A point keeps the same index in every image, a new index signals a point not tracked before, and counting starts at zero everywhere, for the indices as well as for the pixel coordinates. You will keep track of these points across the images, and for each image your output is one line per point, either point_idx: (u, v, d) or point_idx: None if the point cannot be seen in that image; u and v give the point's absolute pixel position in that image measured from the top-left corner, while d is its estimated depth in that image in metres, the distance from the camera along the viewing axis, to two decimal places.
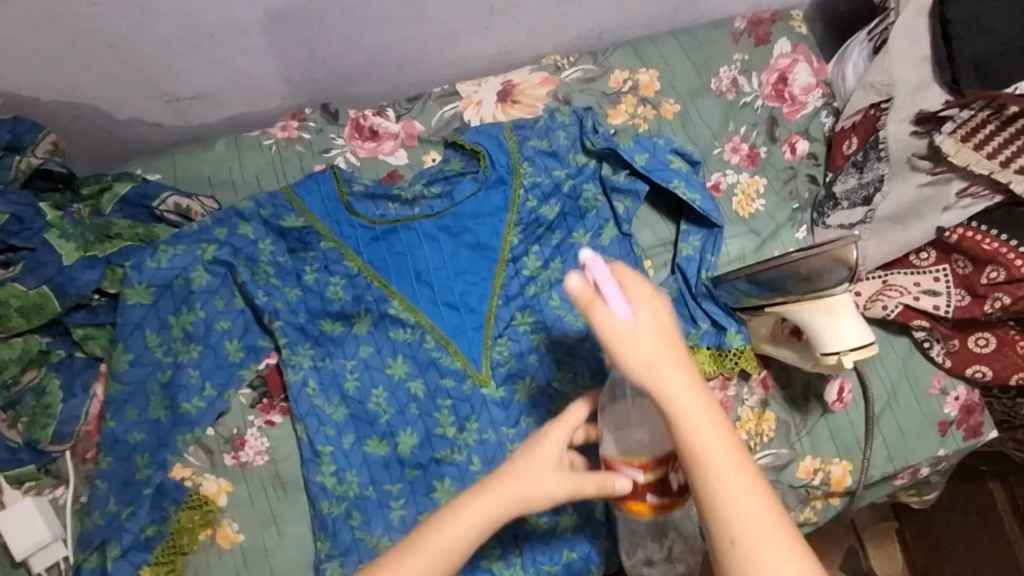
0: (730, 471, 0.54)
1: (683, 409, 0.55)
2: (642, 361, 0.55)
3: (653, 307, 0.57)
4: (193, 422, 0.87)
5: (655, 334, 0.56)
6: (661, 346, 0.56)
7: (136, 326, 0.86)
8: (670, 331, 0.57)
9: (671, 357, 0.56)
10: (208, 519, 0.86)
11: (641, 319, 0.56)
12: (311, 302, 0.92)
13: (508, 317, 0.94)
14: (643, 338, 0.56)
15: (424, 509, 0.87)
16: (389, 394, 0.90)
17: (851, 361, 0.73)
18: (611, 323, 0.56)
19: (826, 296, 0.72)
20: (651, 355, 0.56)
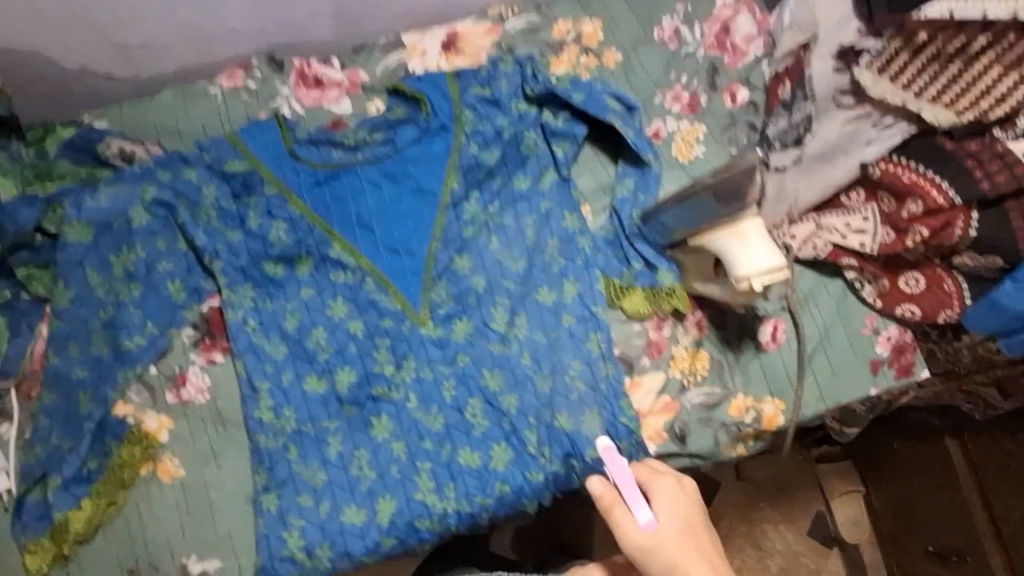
0: None
1: None
2: (670, 565, 0.70)
3: (674, 510, 0.73)
4: (135, 359, 0.89)
5: (675, 533, 0.72)
6: (684, 545, 0.71)
7: (76, 265, 0.88)
8: (692, 526, 0.73)
9: (693, 554, 0.71)
10: (148, 455, 0.87)
11: (662, 522, 0.73)
12: (253, 245, 0.94)
13: (447, 260, 0.96)
14: (664, 540, 0.71)
15: (360, 445, 0.88)
16: (329, 334, 0.92)
17: (762, 286, 0.73)
18: (634, 528, 0.73)
19: (734, 220, 0.73)
20: (675, 555, 0.71)
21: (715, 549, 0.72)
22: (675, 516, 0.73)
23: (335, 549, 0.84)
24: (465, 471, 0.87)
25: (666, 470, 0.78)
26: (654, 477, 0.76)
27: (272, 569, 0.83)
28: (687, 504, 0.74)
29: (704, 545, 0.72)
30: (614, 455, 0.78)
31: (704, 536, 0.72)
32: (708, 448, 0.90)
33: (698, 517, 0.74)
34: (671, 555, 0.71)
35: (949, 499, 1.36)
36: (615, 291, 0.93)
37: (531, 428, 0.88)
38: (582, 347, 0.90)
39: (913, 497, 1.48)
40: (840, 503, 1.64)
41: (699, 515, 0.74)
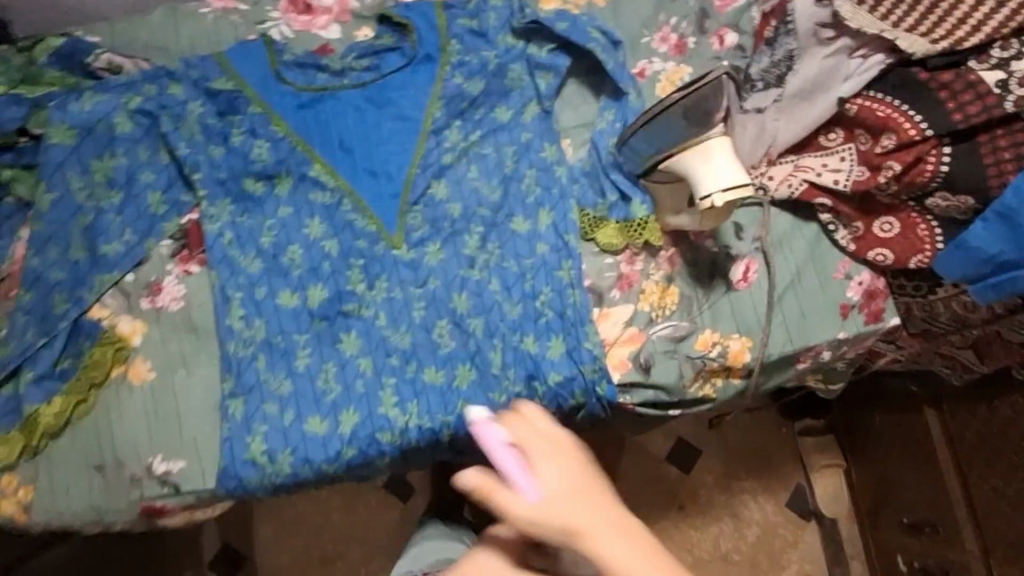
0: None
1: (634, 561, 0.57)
2: (572, 529, 0.59)
3: (565, 472, 0.61)
4: (111, 265, 0.90)
5: (567, 499, 0.60)
6: (579, 508, 0.59)
7: (58, 167, 0.90)
8: (585, 481, 0.61)
9: (596, 509, 0.59)
10: (121, 357, 0.88)
11: (551, 491, 0.60)
12: (234, 161, 0.95)
13: (424, 186, 0.96)
14: (559, 516, 0.59)
15: (328, 359, 0.89)
16: (304, 252, 0.93)
17: (725, 202, 0.76)
18: (520, 510, 0.59)
19: (699, 138, 0.75)
20: (577, 520, 0.59)
21: (615, 500, 0.61)
22: (564, 480, 0.60)
23: (296, 455, 0.85)
24: (430, 388, 0.88)
25: (542, 426, 0.64)
26: (534, 437, 0.63)
27: (233, 471, 0.85)
28: (574, 462, 0.62)
29: (603, 496, 0.60)
30: (487, 424, 0.63)
31: (600, 486, 0.61)
32: (673, 381, 0.90)
33: (590, 476, 0.61)
34: (568, 520, 0.58)
35: (928, 471, 1.34)
36: (589, 222, 0.93)
37: (496, 351, 0.89)
38: (552, 275, 0.91)
39: (891, 468, 1.47)
40: (820, 477, 1.63)
41: (590, 465, 0.62)
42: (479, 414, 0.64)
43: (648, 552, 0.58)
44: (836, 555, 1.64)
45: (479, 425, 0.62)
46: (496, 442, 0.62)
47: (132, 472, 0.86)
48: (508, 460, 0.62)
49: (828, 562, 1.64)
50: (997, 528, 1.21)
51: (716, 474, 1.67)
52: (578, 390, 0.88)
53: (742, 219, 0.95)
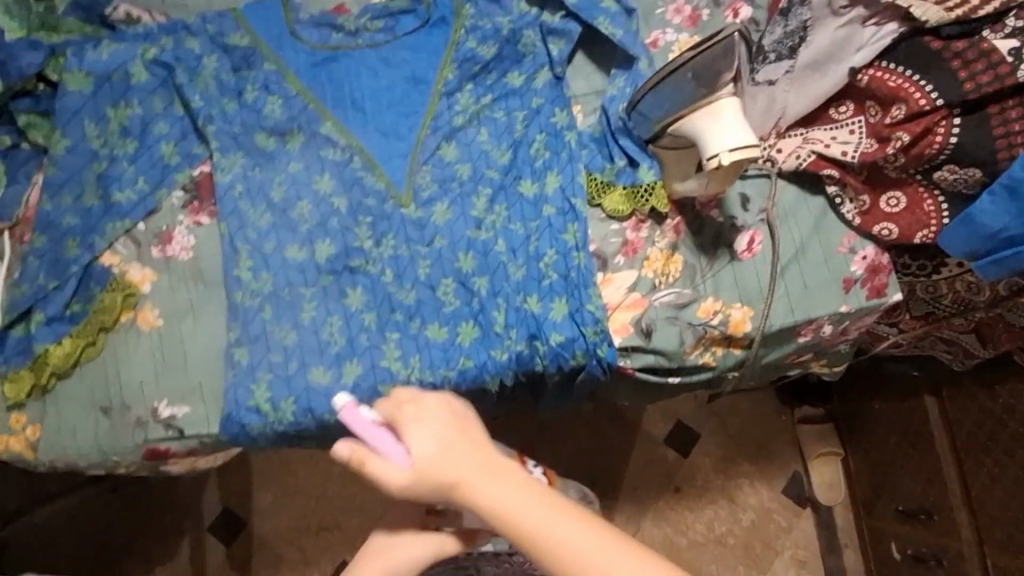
0: (552, 522, 0.67)
1: (495, 500, 0.69)
2: (437, 483, 0.70)
3: (428, 432, 0.72)
4: (124, 213, 0.91)
5: (433, 456, 0.71)
6: (446, 461, 0.71)
7: (74, 115, 0.91)
8: (450, 437, 0.72)
9: (460, 460, 0.71)
10: (130, 303, 0.89)
11: (418, 453, 0.71)
12: (247, 116, 0.95)
13: (433, 146, 0.96)
14: (428, 470, 0.70)
15: (333, 313, 0.90)
16: (313, 207, 0.93)
17: (733, 162, 0.76)
18: (394, 475, 0.70)
19: (708, 99, 0.77)
20: (446, 471, 0.70)
21: (478, 446, 0.72)
22: (430, 441, 0.71)
23: (299, 404, 0.87)
24: (432, 345, 0.89)
25: (406, 397, 0.75)
26: (398, 409, 0.73)
27: (237, 417, 0.86)
28: (438, 421, 0.73)
29: (467, 445, 0.72)
30: (356, 411, 0.73)
31: (464, 436, 0.73)
32: (673, 347, 0.91)
33: (454, 430, 0.73)
34: (437, 476, 0.70)
35: (924, 457, 1.35)
36: (597, 187, 0.94)
37: (499, 310, 0.90)
38: (558, 238, 0.91)
39: (888, 455, 1.47)
40: (817, 464, 1.63)
41: (453, 422, 0.73)
42: (346, 404, 0.74)
43: (510, 480, 0.70)
44: (830, 543, 1.65)
45: (347, 413, 0.73)
46: (364, 423, 0.72)
47: (137, 415, 0.87)
48: (379, 435, 0.72)
49: (822, 549, 1.65)
50: (992, 514, 1.21)
51: (713, 458, 1.67)
52: (579, 351, 0.89)
53: (749, 191, 0.96)
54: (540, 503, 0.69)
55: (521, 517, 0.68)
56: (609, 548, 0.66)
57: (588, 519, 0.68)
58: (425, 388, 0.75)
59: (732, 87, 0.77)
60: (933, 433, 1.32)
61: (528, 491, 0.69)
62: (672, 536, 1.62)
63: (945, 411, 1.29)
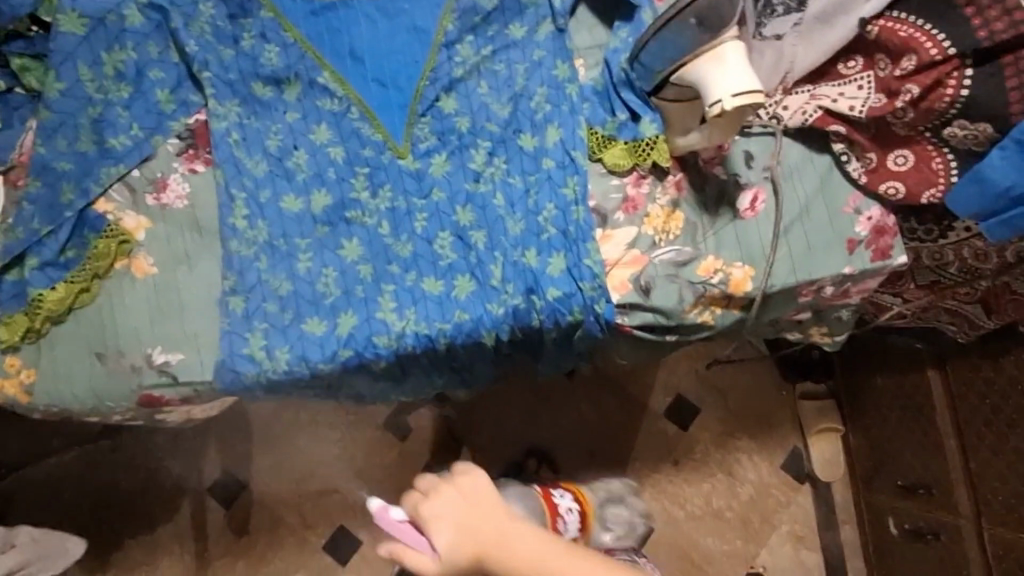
0: (571, 574, 0.75)
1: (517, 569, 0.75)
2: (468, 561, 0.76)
3: (449, 518, 0.78)
4: (119, 158, 0.90)
5: (460, 541, 0.76)
6: (472, 541, 0.77)
7: (67, 57, 0.90)
8: (470, 518, 0.78)
9: (481, 532, 0.77)
10: (124, 250, 0.89)
11: (446, 542, 0.76)
12: (243, 63, 0.93)
13: (432, 98, 0.94)
14: (457, 556, 0.76)
15: (329, 264, 0.89)
16: (309, 157, 0.92)
17: (735, 109, 0.74)
18: (430, 566, 0.76)
19: (711, 44, 0.75)
20: (474, 552, 0.76)
21: (496, 518, 0.78)
22: (453, 525, 0.77)
23: (294, 353, 0.86)
24: (428, 298, 0.88)
25: (424, 488, 0.81)
26: (419, 500, 0.79)
27: (231, 364, 0.86)
28: (457, 506, 0.79)
29: (485, 520, 0.78)
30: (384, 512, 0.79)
31: (480, 512, 0.79)
32: (672, 305, 0.90)
33: (472, 509, 0.79)
34: (464, 555, 0.76)
35: (924, 432, 1.34)
36: (598, 142, 0.92)
37: (496, 263, 0.89)
38: (557, 192, 0.90)
39: (889, 431, 1.45)
40: (816, 442, 1.61)
41: (469, 503, 0.79)
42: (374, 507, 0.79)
43: (531, 544, 0.77)
44: (827, 519, 1.64)
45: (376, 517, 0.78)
46: (394, 523, 0.78)
47: (131, 362, 0.87)
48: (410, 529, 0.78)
49: (818, 525, 1.64)
50: (992, 487, 1.20)
51: (713, 433, 1.65)
52: (577, 307, 0.88)
53: (754, 147, 0.93)
54: (562, 557, 0.76)
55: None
56: None
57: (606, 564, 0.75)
58: (438, 475, 0.81)
59: (734, 31, 0.75)
60: (935, 407, 1.30)
61: (550, 548, 0.77)
62: (670, 508, 1.61)
63: (949, 384, 1.27)
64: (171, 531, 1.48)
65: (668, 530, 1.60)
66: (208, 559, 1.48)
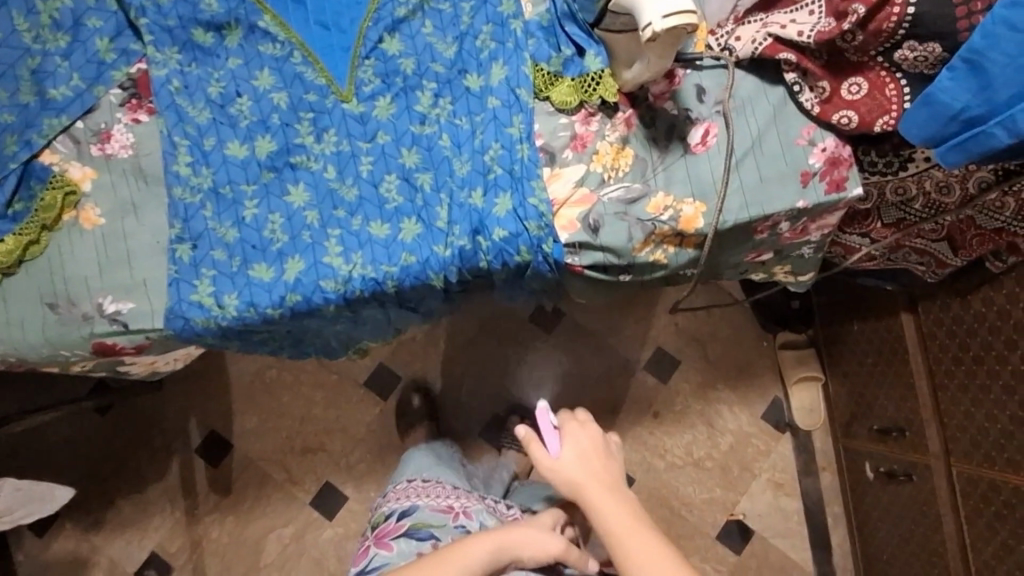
0: (636, 536, 0.78)
1: (603, 507, 0.82)
2: (568, 477, 0.86)
3: (578, 443, 0.89)
4: (60, 109, 0.89)
5: (575, 460, 0.88)
6: (583, 471, 0.87)
7: (3, 6, 0.89)
8: (592, 459, 0.88)
9: (591, 469, 0.87)
10: (70, 202, 0.88)
11: (567, 458, 0.88)
12: (182, 8, 0.91)
13: (375, 40, 0.92)
14: (566, 468, 0.87)
15: (275, 210, 0.89)
16: (253, 103, 0.91)
17: (667, 29, 0.72)
18: (546, 461, 0.89)
19: None
20: (581, 477, 0.86)
21: (611, 475, 0.87)
22: (579, 455, 0.88)
23: (242, 299, 0.86)
24: (375, 241, 0.88)
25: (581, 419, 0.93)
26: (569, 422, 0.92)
27: (180, 311, 0.86)
28: (591, 447, 0.89)
29: (600, 471, 0.87)
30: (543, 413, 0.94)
31: (602, 464, 0.88)
32: (621, 243, 0.90)
33: (598, 455, 0.89)
34: (571, 471, 0.86)
35: (897, 375, 1.30)
36: (544, 79, 0.90)
37: (443, 206, 0.88)
38: (503, 131, 0.88)
39: (865, 376, 1.42)
40: (796, 391, 1.59)
41: (600, 451, 0.89)
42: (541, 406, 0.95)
43: (621, 506, 0.82)
44: (807, 465, 1.61)
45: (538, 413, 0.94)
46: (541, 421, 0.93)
47: (83, 311, 0.88)
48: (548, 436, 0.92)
49: (799, 471, 1.61)
50: (960, 425, 1.16)
51: (693, 384, 1.63)
52: (524, 247, 0.87)
53: (706, 82, 0.91)
54: (637, 530, 0.79)
55: (618, 532, 0.80)
56: None
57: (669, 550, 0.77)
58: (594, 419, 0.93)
59: None
60: (908, 348, 1.25)
61: (632, 523, 0.80)
62: (651, 459, 1.60)
63: (921, 326, 1.23)
64: (162, 489, 1.51)
65: (649, 479, 1.59)
66: (198, 516, 1.51)
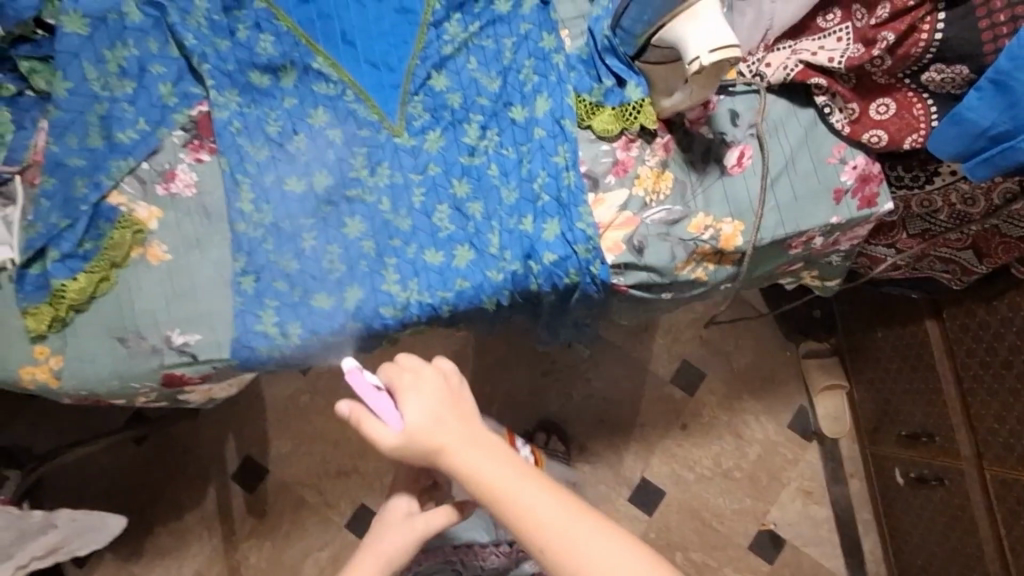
0: (517, 490, 0.72)
1: (473, 468, 0.73)
2: (426, 447, 0.74)
3: (422, 402, 0.76)
4: (127, 152, 0.93)
5: (424, 422, 0.75)
6: (436, 430, 0.75)
7: (72, 57, 0.93)
8: (443, 409, 0.76)
9: (446, 428, 0.75)
10: (138, 239, 0.93)
11: (412, 420, 0.75)
12: (240, 53, 0.96)
13: (424, 77, 0.97)
14: (417, 436, 0.74)
15: (332, 241, 0.93)
16: (309, 140, 0.95)
17: (713, 63, 0.79)
18: (390, 435, 0.75)
19: (687, 3, 0.79)
20: (435, 438, 0.74)
21: (470, 422, 0.76)
22: (426, 415, 0.75)
23: (305, 327, 0.90)
24: (430, 268, 0.92)
25: (406, 365, 0.78)
26: (397, 376, 0.77)
27: (246, 341, 0.90)
28: (435, 392, 0.77)
29: (457, 418, 0.76)
30: (355, 374, 0.77)
31: (456, 408, 0.77)
32: (664, 262, 0.93)
33: (447, 401, 0.77)
34: (425, 440, 0.74)
35: (925, 381, 1.32)
36: (586, 109, 0.94)
37: (493, 232, 0.92)
38: (549, 160, 0.93)
39: (891, 384, 1.44)
40: (821, 399, 1.61)
41: (448, 393, 0.77)
42: (349, 366, 0.78)
43: (492, 456, 0.74)
44: (835, 473, 1.63)
45: (351, 374, 0.77)
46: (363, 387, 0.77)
47: (152, 343, 0.91)
48: (378, 398, 0.77)
49: (827, 479, 1.63)
50: (992, 428, 1.18)
51: (718, 396, 1.65)
52: (572, 270, 0.92)
53: (739, 106, 0.96)
54: (518, 479, 0.73)
55: (499, 488, 0.72)
56: (568, 521, 0.71)
57: (553, 493, 0.73)
58: (424, 357, 0.78)
59: None
60: (934, 354, 1.28)
61: (515, 473, 0.73)
62: (681, 470, 1.62)
63: (946, 332, 1.26)
64: (199, 516, 1.53)
65: (679, 491, 1.61)
66: (236, 540, 1.53)
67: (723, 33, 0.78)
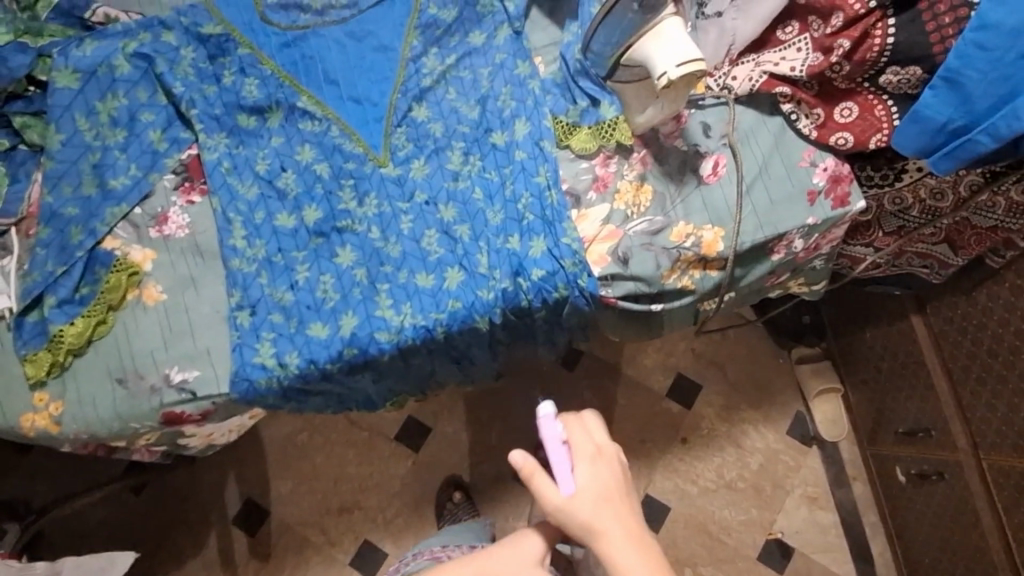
0: None
1: (618, 559, 0.74)
2: (584, 522, 0.75)
3: (594, 477, 0.77)
4: (119, 198, 0.96)
5: (591, 493, 0.76)
6: (599, 508, 0.76)
7: (65, 109, 0.98)
8: (611, 493, 0.77)
9: (609, 512, 0.76)
10: (134, 281, 0.94)
11: (582, 490, 0.76)
12: (227, 97, 1.00)
13: (405, 109, 1.01)
14: (583, 505, 0.75)
15: (326, 271, 0.95)
16: (297, 176, 0.98)
17: (681, 75, 0.85)
18: (557, 494, 0.76)
19: (651, 24, 0.87)
20: (594, 517, 0.75)
21: (631, 515, 0.77)
22: (594, 488, 0.77)
23: (302, 357, 0.91)
24: (422, 291, 0.94)
25: (588, 435, 0.81)
26: (577, 437, 0.80)
27: (245, 374, 0.91)
28: (609, 466, 0.79)
29: (620, 507, 0.77)
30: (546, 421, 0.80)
31: (621, 497, 0.78)
32: (650, 272, 0.96)
33: (616, 486, 0.78)
34: (588, 515, 0.75)
35: (917, 377, 1.32)
36: (564, 129, 0.98)
37: (482, 252, 0.95)
38: (531, 180, 0.96)
39: (884, 382, 1.45)
40: (818, 404, 1.62)
41: (618, 477, 0.79)
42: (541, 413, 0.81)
43: (643, 551, 0.75)
44: (838, 477, 1.63)
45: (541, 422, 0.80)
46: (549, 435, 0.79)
47: (150, 383, 0.92)
48: (558, 451, 0.79)
49: (831, 484, 1.63)
50: (985, 418, 1.18)
51: (716, 407, 1.66)
52: (561, 284, 0.94)
53: (710, 118, 1.00)
54: None
55: None
56: None
57: None
58: (605, 432, 0.81)
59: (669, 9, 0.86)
60: (923, 352, 1.29)
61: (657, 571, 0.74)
62: (684, 485, 1.62)
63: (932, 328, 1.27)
64: (201, 563, 1.51)
65: (684, 506, 1.61)
66: None
67: (686, 48, 0.85)
